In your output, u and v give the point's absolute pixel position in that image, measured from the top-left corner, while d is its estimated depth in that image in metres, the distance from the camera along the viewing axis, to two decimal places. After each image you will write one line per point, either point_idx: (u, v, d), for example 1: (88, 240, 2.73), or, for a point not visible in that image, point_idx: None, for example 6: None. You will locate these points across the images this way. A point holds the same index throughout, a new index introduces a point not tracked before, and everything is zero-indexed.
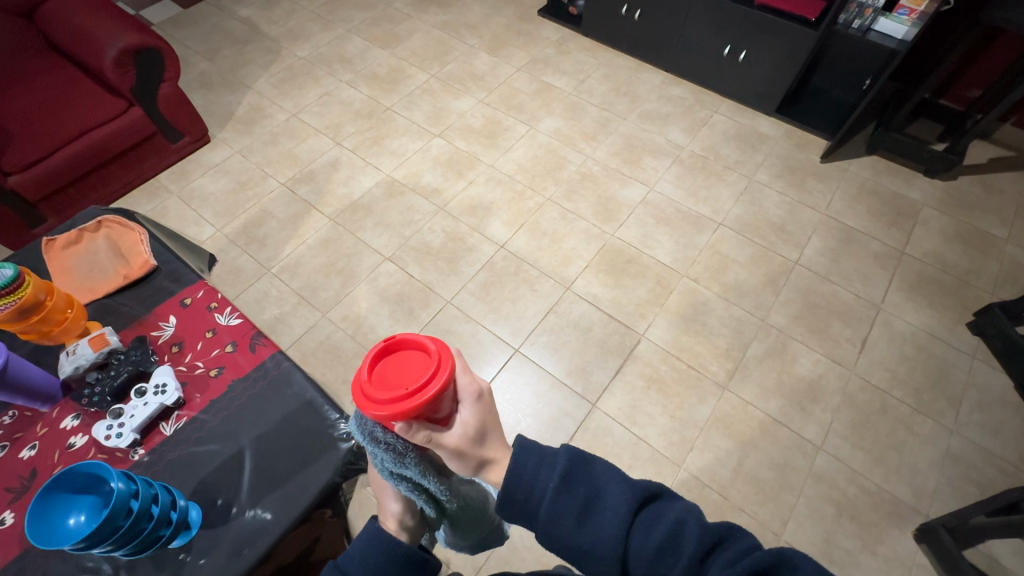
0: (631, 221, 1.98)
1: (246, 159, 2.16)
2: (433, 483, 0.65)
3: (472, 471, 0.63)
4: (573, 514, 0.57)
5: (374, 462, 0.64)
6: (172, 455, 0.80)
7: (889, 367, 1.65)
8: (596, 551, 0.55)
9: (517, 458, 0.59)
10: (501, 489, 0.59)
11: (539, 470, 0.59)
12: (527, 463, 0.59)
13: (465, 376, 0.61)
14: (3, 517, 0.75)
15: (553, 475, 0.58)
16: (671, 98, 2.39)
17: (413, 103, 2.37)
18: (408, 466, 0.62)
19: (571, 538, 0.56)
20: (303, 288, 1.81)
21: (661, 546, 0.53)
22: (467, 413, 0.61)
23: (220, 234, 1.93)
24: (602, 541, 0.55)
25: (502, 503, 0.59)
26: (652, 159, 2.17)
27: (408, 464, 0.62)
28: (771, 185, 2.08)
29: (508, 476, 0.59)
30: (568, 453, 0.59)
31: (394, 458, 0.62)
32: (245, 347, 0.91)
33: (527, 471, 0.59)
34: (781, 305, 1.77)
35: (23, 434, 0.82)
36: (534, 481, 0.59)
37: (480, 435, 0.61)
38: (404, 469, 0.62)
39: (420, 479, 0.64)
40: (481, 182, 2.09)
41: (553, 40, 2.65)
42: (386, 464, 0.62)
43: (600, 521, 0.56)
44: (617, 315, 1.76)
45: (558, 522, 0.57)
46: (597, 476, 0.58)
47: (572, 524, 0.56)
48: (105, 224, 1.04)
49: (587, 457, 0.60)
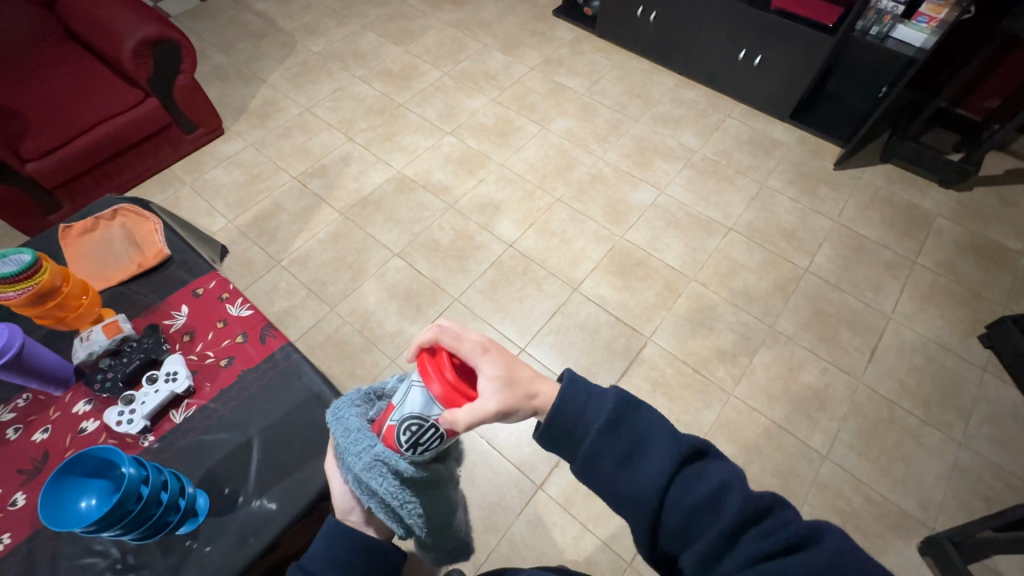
0: (640, 223, 1.98)
1: (259, 152, 2.17)
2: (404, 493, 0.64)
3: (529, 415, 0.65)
4: (614, 456, 0.59)
5: (348, 463, 0.64)
6: (181, 443, 0.81)
7: (897, 377, 1.63)
8: (634, 496, 0.58)
9: (567, 395, 0.62)
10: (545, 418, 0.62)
11: (586, 409, 0.62)
12: (575, 401, 0.62)
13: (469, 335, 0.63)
14: (16, 498, 0.76)
15: (598, 418, 0.61)
16: (684, 101, 2.38)
17: (426, 100, 2.37)
18: (377, 474, 0.62)
19: (609, 479, 0.59)
20: (312, 282, 1.82)
21: (701, 501, 0.55)
22: (490, 367, 0.62)
23: (232, 226, 1.95)
24: (640, 487, 0.57)
25: (545, 435, 0.62)
26: (663, 162, 2.16)
27: (377, 472, 0.62)
28: (783, 191, 2.07)
29: (555, 410, 0.61)
30: (619, 397, 0.60)
31: (366, 466, 0.61)
32: (255, 338, 0.91)
33: (575, 408, 0.62)
34: (790, 311, 1.77)
35: (36, 417, 0.83)
36: (580, 419, 0.61)
37: (510, 379, 0.62)
38: (374, 477, 0.62)
39: (384, 485, 0.62)
40: (492, 181, 2.10)
41: (567, 41, 2.64)
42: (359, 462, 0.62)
43: (640, 469, 0.58)
44: (624, 316, 1.76)
45: (599, 460, 0.59)
46: (642, 424, 0.60)
47: (611, 466, 0.59)
48: (120, 213, 1.04)
49: (635, 403, 0.61)
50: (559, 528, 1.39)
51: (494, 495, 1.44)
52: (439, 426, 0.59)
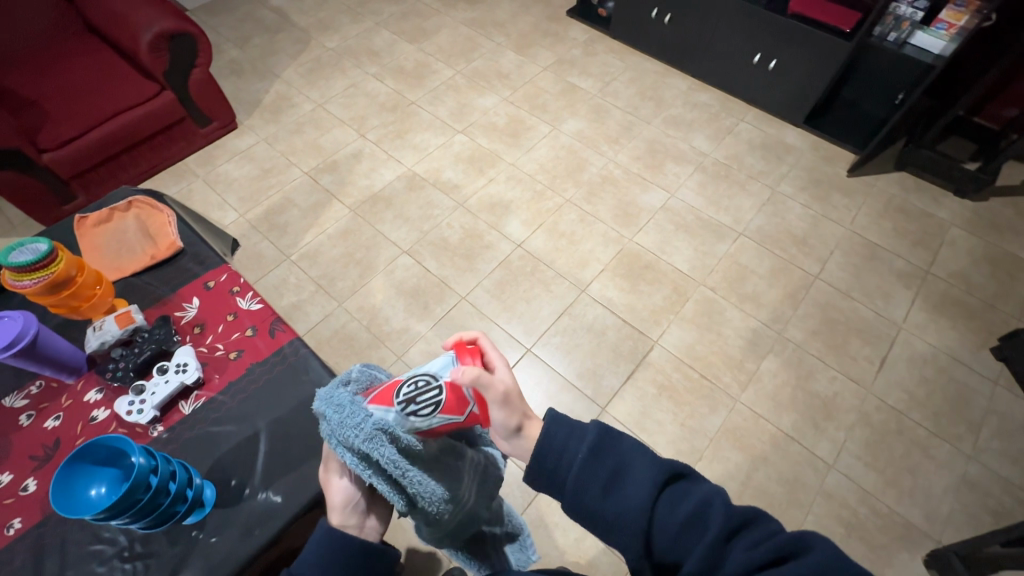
0: (650, 226, 1.97)
1: (271, 147, 2.19)
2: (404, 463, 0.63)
3: (515, 424, 0.68)
4: (600, 484, 0.60)
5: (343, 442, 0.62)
6: (189, 434, 0.82)
7: (907, 388, 1.62)
8: (622, 521, 0.58)
9: (550, 428, 0.64)
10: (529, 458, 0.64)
11: (568, 442, 0.63)
12: (558, 435, 0.64)
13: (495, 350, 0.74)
14: (27, 484, 0.77)
15: (581, 448, 0.62)
16: (697, 104, 2.37)
17: (438, 98, 2.38)
18: (377, 447, 0.60)
19: (597, 507, 0.60)
20: (321, 277, 1.83)
21: (684, 518, 0.56)
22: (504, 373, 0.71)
23: (243, 220, 1.96)
24: (627, 511, 0.58)
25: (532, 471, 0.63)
26: (675, 165, 2.15)
27: (378, 444, 0.60)
28: (795, 197, 2.05)
29: (539, 443, 0.63)
30: (598, 427, 0.63)
31: (364, 440, 0.60)
32: (265, 332, 0.92)
33: (558, 441, 0.63)
34: (799, 319, 1.75)
35: (49, 404, 0.84)
36: (564, 452, 0.63)
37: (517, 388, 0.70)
38: (375, 450, 0.60)
39: (385, 457, 0.61)
40: (502, 180, 2.10)
41: (580, 41, 2.63)
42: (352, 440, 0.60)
43: (625, 494, 0.59)
44: (631, 319, 1.75)
45: (585, 490, 0.60)
46: (624, 451, 0.61)
47: (598, 494, 0.60)
48: (135, 204, 1.06)
49: (614, 434, 0.63)
50: (561, 529, 1.39)
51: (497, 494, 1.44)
52: (443, 388, 0.63)
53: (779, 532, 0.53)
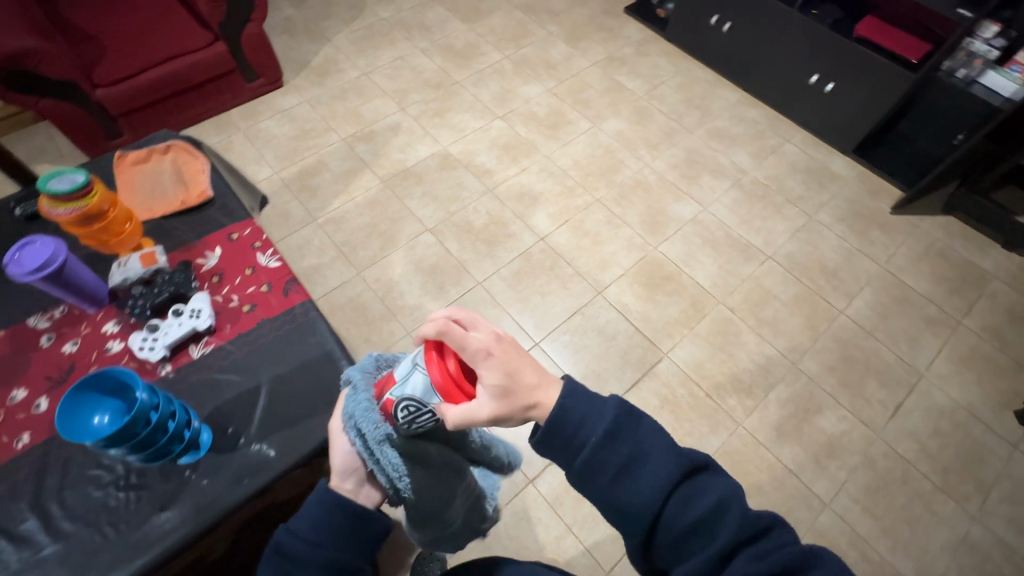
0: (677, 237, 1.94)
1: (313, 109, 2.21)
2: (395, 454, 0.67)
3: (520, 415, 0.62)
4: (613, 470, 0.59)
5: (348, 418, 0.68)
6: (195, 377, 0.84)
7: (918, 438, 1.56)
8: (630, 510, 0.58)
9: (566, 404, 0.61)
10: (542, 428, 0.61)
11: (585, 420, 0.61)
12: (575, 411, 0.61)
13: (479, 332, 0.61)
14: (40, 402, 0.81)
15: (597, 431, 0.60)
16: (744, 118, 2.30)
17: (482, 81, 2.36)
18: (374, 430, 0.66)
19: (606, 491, 0.59)
20: (344, 243, 1.86)
21: (696, 520, 0.57)
22: (492, 368, 0.60)
23: (276, 177, 2.00)
24: (637, 501, 0.58)
25: (545, 441, 0.61)
26: (712, 178, 2.10)
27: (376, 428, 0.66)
28: (832, 227, 1.99)
29: (554, 418, 0.60)
30: (619, 410, 0.61)
31: (366, 421, 0.66)
32: (279, 289, 0.94)
33: (575, 418, 0.61)
34: (816, 352, 1.71)
35: (69, 329, 0.88)
36: (578, 429, 0.61)
37: (509, 382, 0.60)
38: (371, 432, 0.66)
39: (383, 449, 0.66)
40: (534, 171, 2.08)
41: (634, 40, 2.58)
42: (358, 419, 0.67)
43: (637, 483, 0.58)
44: (644, 328, 1.73)
45: (597, 472, 0.59)
46: (641, 438, 0.60)
47: (609, 480, 0.59)
48: (173, 149, 1.09)
49: (634, 416, 0.61)
50: (543, 525, 1.40)
51: None
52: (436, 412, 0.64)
53: (786, 544, 0.56)
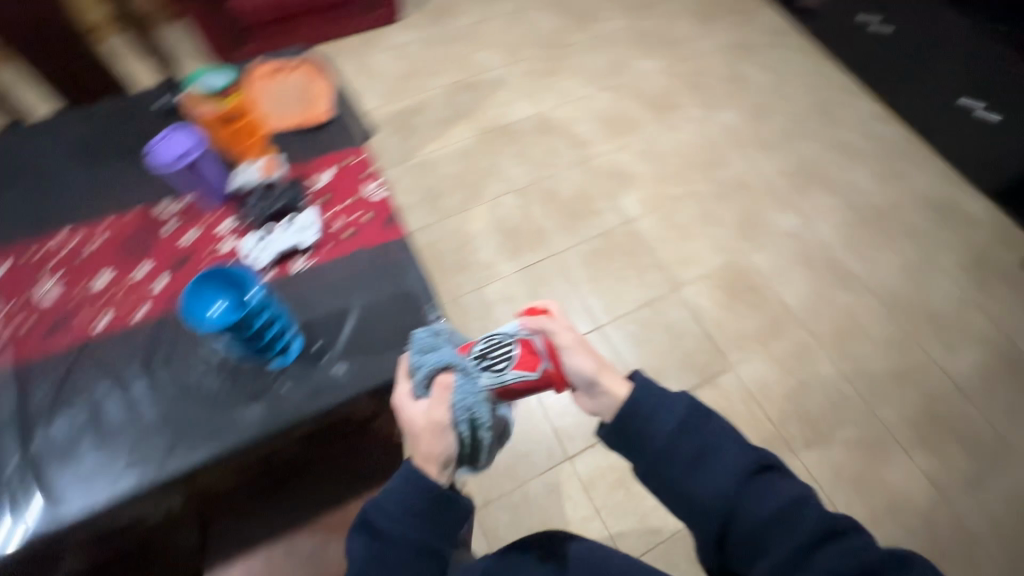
0: (771, 248, 1.82)
1: (424, 50, 2.21)
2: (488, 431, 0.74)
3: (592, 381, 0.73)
4: (686, 461, 0.64)
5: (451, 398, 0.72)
6: (292, 289, 0.89)
7: (993, 516, 1.43)
8: (702, 502, 0.62)
9: (638, 395, 0.67)
10: (618, 410, 0.68)
11: (657, 413, 0.66)
12: (647, 402, 0.67)
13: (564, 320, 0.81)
14: (159, 280, 0.91)
15: (669, 423, 0.65)
16: (875, 134, 2.08)
17: (597, 48, 2.26)
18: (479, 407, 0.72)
19: (680, 483, 0.64)
20: (431, 188, 1.88)
21: (771, 515, 0.59)
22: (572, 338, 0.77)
23: (378, 112, 2.03)
24: (710, 493, 0.62)
25: (620, 429, 0.68)
26: (823, 193, 1.94)
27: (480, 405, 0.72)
28: (948, 271, 1.80)
29: (628, 405, 0.67)
30: (689, 405, 0.66)
31: (471, 398, 0.72)
32: (380, 222, 0.96)
33: (648, 409, 0.67)
34: (898, 400, 1.58)
35: (191, 220, 0.97)
36: (650, 420, 0.66)
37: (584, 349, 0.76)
38: (477, 410, 0.72)
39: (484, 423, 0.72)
40: (632, 151, 2.00)
41: (769, 28, 2.37)
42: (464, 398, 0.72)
43: (709, 475, 0.62)
44: (714, 335, 1.66)
45: (671, 462, 0.64)
46: (711, 434, 0.65)
47: (681, 470, 0.64)
48: (304, 66, 1.12)
49: (703, 412, 0.66)
50: (572, 502, 1.41)
51: (524, 448, 1.47)
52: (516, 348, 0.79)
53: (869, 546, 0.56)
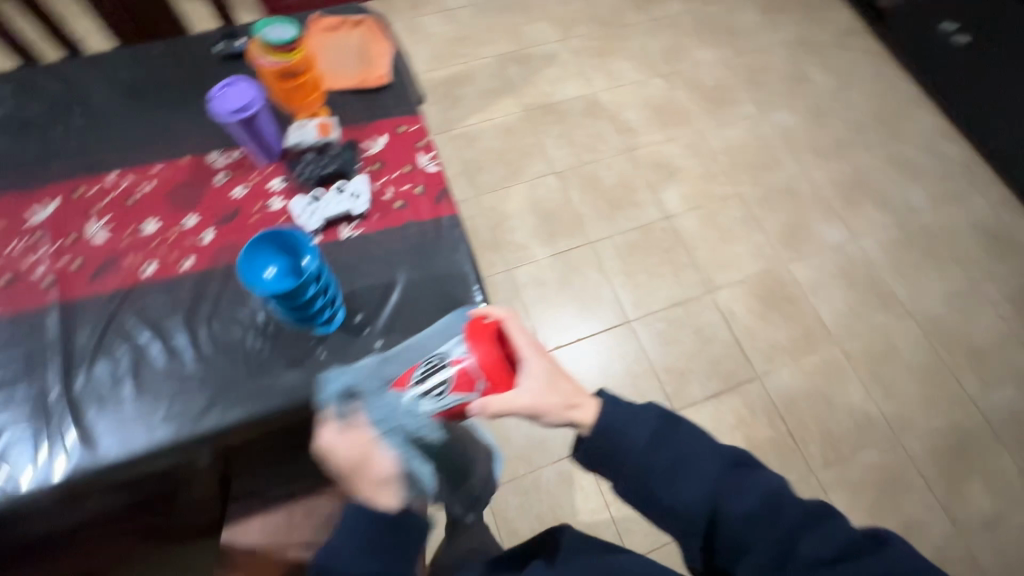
0: (813, 260, 1.76)
1: (477, 16, 2.14)
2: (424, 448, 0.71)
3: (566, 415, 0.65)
4: (663, 474, 0.59)
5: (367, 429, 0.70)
6: (340, 255, 0.88)
7: (1007, 557, 1.41)
8: (683, 514, 0.58)
9: (606, 411, 0.62)
10: (589, 432, 0.63)
11: (629, 427, 0.61)
12: (615, 415, 0.62)
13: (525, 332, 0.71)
14: (206, 233, 0.92)
15: (641, 436, 0.61)
16: (937, 151, 1.98)
17: (656, 31, 2.17)
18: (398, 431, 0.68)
19: (660, 498, 0.59)
20: (470, 162, 1.84)
21: (747, 519, 0.55)
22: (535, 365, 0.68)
23: (424, 77, 1.98)
24: (689, 504, 0.58)
25: (590, 452, 0.62)
26: (874, 208, 1.87)
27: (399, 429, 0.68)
28: (996, 304, 1.73)
29: (597, 424, 0.62)
30: (658, 413, 0.62)
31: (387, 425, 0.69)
32: (431, 195, 0.93)
33: (618, 424, 0.62)
34: (925, 430, 1.54)
35: (240, 176, 0.96)
36: (624, 435, 0.61)
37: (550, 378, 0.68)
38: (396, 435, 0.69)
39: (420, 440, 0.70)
40: (681, 144, 1.93)
41: (838, 27, 2.25)
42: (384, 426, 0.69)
43: (687, 486, 0.58)
44: (744, 343, 1.63)
45: (649, 478, 0.60)
46: (683, 439, 0.61)
47: (660, 483, 0.59)
48: (363, 24, 1.09)
49: (674, 417, 0.62)
50: (582, 493, 1.41)
51: (541, 434, 1.47)
52: (449, 368, 0.68)
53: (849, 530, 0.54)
